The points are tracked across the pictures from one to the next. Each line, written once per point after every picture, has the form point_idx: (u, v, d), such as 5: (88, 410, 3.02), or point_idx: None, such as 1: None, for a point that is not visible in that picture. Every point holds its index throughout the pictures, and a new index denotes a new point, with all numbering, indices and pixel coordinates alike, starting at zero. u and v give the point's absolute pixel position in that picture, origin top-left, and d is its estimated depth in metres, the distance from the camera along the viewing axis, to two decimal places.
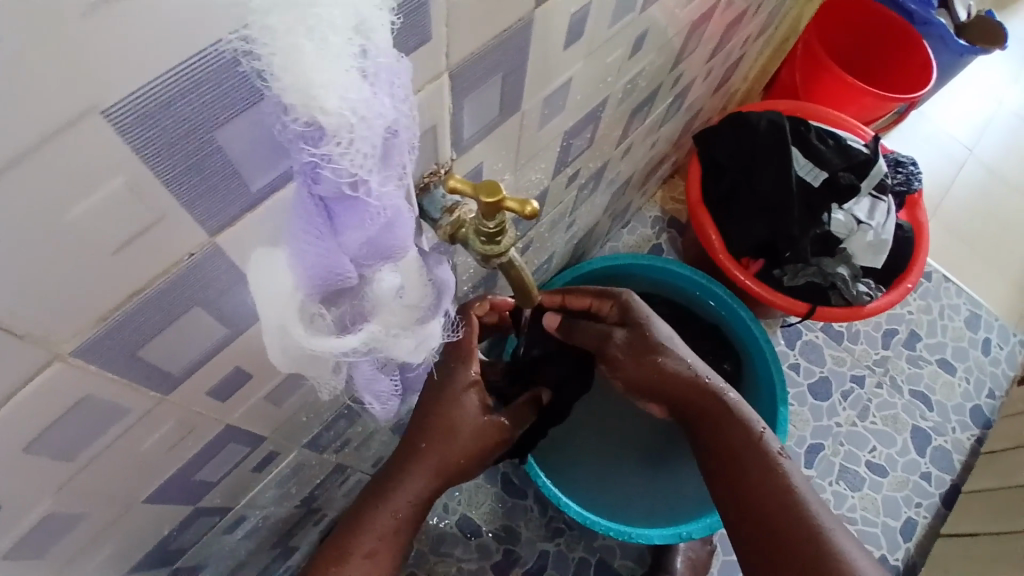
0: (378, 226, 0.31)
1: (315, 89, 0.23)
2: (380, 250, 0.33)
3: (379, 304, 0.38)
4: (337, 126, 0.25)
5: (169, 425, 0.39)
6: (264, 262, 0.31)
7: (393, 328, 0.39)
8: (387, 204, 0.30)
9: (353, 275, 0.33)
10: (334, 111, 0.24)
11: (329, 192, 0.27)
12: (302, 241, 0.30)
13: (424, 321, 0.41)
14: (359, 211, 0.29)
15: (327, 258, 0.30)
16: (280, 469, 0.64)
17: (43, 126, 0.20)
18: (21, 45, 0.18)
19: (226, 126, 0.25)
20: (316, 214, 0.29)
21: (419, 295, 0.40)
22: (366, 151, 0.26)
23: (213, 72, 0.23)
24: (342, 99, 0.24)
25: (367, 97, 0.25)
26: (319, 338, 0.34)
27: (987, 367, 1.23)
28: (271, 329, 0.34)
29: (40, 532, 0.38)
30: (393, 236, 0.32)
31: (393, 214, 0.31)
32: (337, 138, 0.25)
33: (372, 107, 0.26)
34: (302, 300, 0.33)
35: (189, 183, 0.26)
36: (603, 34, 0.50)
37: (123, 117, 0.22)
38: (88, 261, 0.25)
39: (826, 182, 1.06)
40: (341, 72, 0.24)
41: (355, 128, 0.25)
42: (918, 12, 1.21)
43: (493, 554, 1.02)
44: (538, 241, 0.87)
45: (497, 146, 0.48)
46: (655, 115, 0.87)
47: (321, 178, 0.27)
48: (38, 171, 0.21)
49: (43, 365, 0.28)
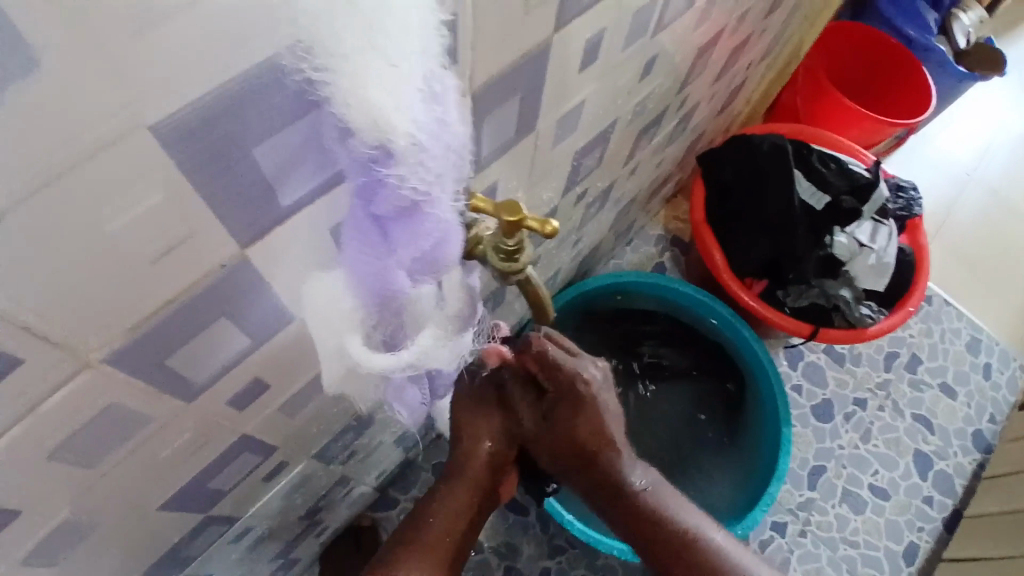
0: (432, 244, 0.32)
1: (389, 114, 0.25)
2: (430, 266, 0.33)
3: (423, 322, 0.38)
4: (406, 149, 0.27)
5: (188, 433, 0.40)
6: (324, 282, 0.34)
7: (441, 338, 0.40)
8: (440, 220, 0.31)
9: (406, 291, 0.34)
10: (405, 134, 0.26)
11: (389, 207, 0.29)
12: (356, 256, 0.31)
13: (462, 329, 0.42)
14: (416, 226, 0.31)
15: (384, 274, 0.32)
16: (288, 480, 0.65)
17: (95, 140, 0.21)
18: (77, 62, 0.19)
19: (267, 141, 0.27)
20: (374, 228, 0.31)
21: (458, 305, 0.41)
22: (428, 168, 0.28)
23: (263, 89, 0.25)
24: (410, 121, 0.26)
25: (432, 118, 0.27)
26: (375, 357, 0.36)
27: (987, 391, 1.23)
28: (323, 331, 0.35)
29: (58, 539, 0.39)
30: (443, 254, 0.33)
31: (446, 230, 0.32)
32: (405, 158, 0.27)
33: (435, 127, 0.27)
34: (360, 318, 0.35)
35: (226, 196, 0.27)
36: (615, 57, 0.51)
37: (170, 133, 0.23)
38: (128, 270, 0.26)
39: (829, 206, 1.07)
40: (411, 97, 0.25)
41: (421, 148, 0.27)
42: (917, 39, 1.26)
43: (495, 571, 1.02)
44: (545, 258, 0.88)
45: (511, 165, 0.50)
46: (661, 136, 0.88)
47: (385, 197, 0.29)
48: (87, 184, 0.22)
49: (75, 372, 0.28)
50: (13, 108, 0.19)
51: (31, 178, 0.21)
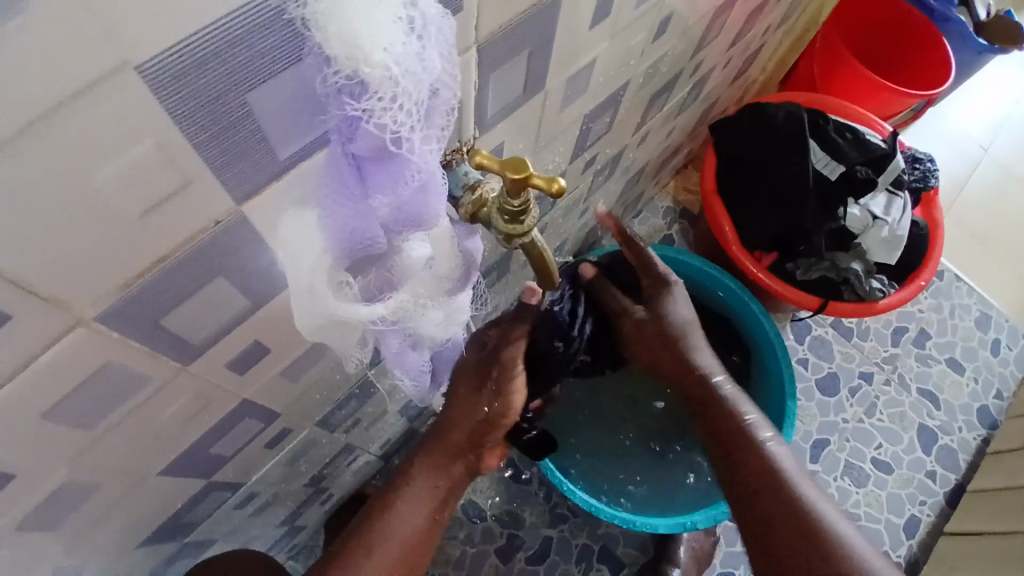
0: (411, 193, 0.30)
1: (360, 39, 0.23)
2: (411, 218, 0.32)
3: (408, 275, 0.38)
4: (379, 84, 0.24)
5: (188, 396, 0.39)
6: (298, 225, 0.32)
7: (421, 296, 0.39)
8: (423, 168, 0.29)
9: (384, 242, 0.33)
10: (378, 65, 0.24)
11: (365, 149, 0.27)
12: (335, 201, 0.30)
13: (454, 292, 0.42)
14: (393, 170, 0.29)
15: (360, 219, 0.30)
16: (292, 447, 0.65)
17: (78, 82, 0.20)
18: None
19: (260, 87, 0.25)
20: (350, 171, 0.29)
21: (449, 266, 0.40)
22: (407, 106, 0.26)
23: (257, 27, 0.23)
24: (386, 51, 0.24)
25: (410, 53, 0.25)
26: (352, 307, 0.34)
27: (995, 367, 1.22)
28: (299, 292, 0.34)
29: (58, 500, 0.38)
30: (425, 205, 0.31)
31: (429, 179, 0.30)
32: (378, 92, 0.25)
33: (416, 63, 0.25)
34: (334, 266, 0.33)
35: (223, 146, 0.26)
36: (628, 15, 0.49)
37: (158, 75, 0.22)
38: (117, 225, 0.25)
39: (843, 176, 1.05)
40: (387, 23, 0.24)
41: (397, 84, 0.25)
42: (938, 9, 1.22)
43: (497, 538, 1.03)
44: (553, 227, 0.86)
45: (518, 127, 0.48)
46: (673, 103, 0.86)
47: (360, 137, 0.27)
48: (71, 128, 0.21)
49: (66, 331, 0.27)
50: None
51: (6, 122, 0.19)
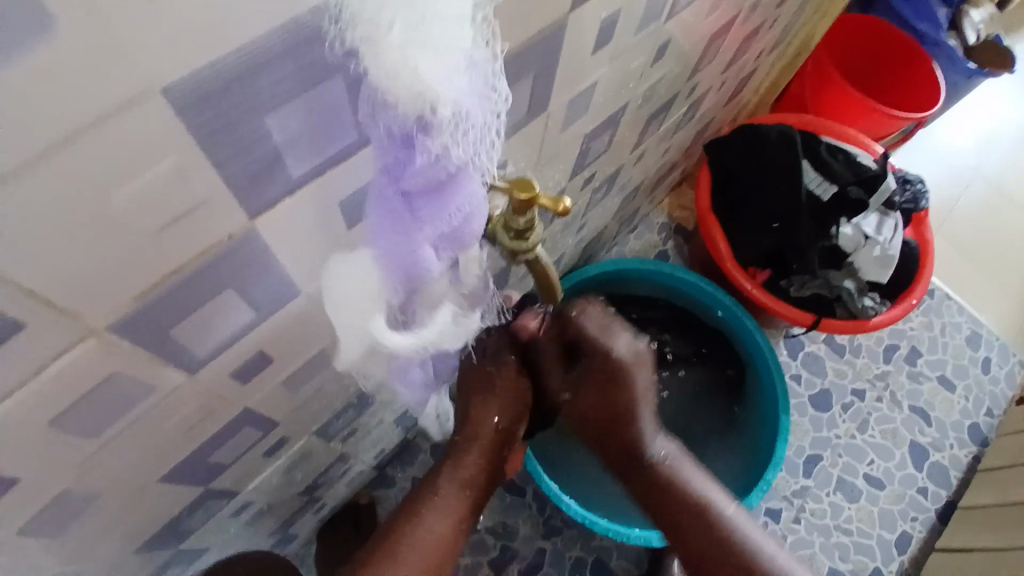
0: (459, 221, 0.34)
1: (433, 89, 0.26)
2: (454, 240, 0.35)
3: (443, 297, 0.40)
4: (445, 121, 0.28)
5: (191, 405, 0.40)
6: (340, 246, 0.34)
7: (455, 316, 0.42)
8: (470, 195, 0.33)
9: (434, 264, 0.36)
10: (448, 107, 0.27)
11: (418, 183, 0.31)
12: (389, 234, 0.33)
13: (474, 308, 0.43)
14: (445, 201, 0.32)
15: (411, 249, 0.34)
16: (288, 456, 0.65)
17: (103, 103, 0.21)
18: (83, 30, 0.19)
19: (278, 110, 0.26)
20: (403, 205, 0.32)
21: (475, 285, 0.42)
22: (463, 140, 0.30)
23: (277, 53, 0.24)
24: (455, 92, 0.27)
25: (472, 92, 0.28)
26: (393, 334, 0.38)
27: (985, 385, 1.23)
28: (357, 308, 0.37)
29: (62, 505, 0.39)
30: (466, 229, 0.35)
31: (474, 206, 0.34)
32: (444, 134, 0.28)
33: (473, 103, 0.29)
34: (382, 295, 0.37)
35: (237, 166, 0.27)
36: (629, 39, 0.50)
37: (180, 98, 0.22)
38: (134, 239, 0.26)
39: (836, 196, 1.07)
40: (455, 75, 0.27)
41: (458, 121, 0.28)
42: (929, 33, 1.25)
43: (490, 550, 1.03)
44: (550, 241, 0.87)
45: (521, 144, 0.49)
46: (670, 122, 0.87)
47: (417, 172, 0.30)
48: (97, 147, 0.22)
49: (79, 340, 0.28)
50: (15, 70, 0.18)
51: (36, 138, 0.20)
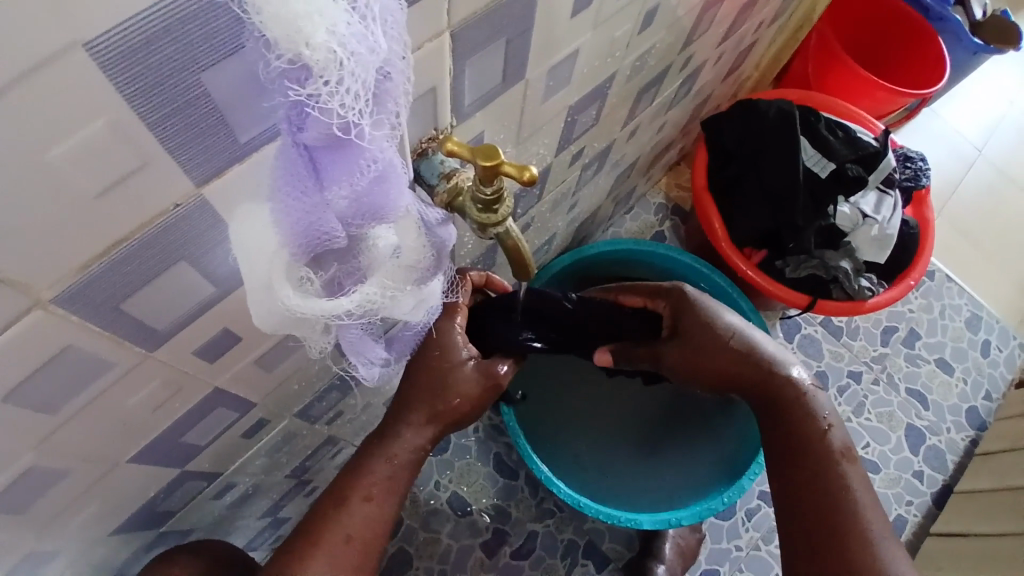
0: (369, 181, 0.30)
1: (299, 20, 0.22)
2: (370, 211, 0.32)
3: (373, 265, 0.37)
4: (323, 63, 0.23)
5: (155, 383, 0.39)
6: (249, 222, 0.30)
7: (390, 290, 0.38)
8: (377, 155, 0.29)
9: (341, 234, 0.32)
10: (321, 44, 0.23)
11: (317, 136, 0.26)
12: (287, 195, 0.29)
13: (423, 281, 0.41)
14: (349, 158, 0.28)
15: (315, 212, 0.30)
16: (271, 437, 0.64)
17: (21, 59, 0.19)
18: None
19: (209, 70, 0.24)
20: (304, 161, 0.28)
21: (416, 256, 0.38)
22: (352, 91, 0.25)
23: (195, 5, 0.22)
24: (329, 32, 0.22)
25: (355, 33, 0.24)
26: (311, 302, 0.34)
27: (985, 368, 1.22)
28: (256, 289, 0.33)
29: (25, 484, 0.38)
30: (382, 192, 0.31)
31: (384, 168, 0.30)
32: (324, 75, 0.24)
33: (365, 45, 0.24)
34: (291, 260, 0.32)
35: (177, 128, 0.25)
36: (612, 5, 0.49)
37: (106, 53, 0.21)
38: (71, 207, 0.25)
39: (834, 173, 1.04)
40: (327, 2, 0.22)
41: (342, 65, 0.24)
42: (934, 7, 1.19)
43: (482, 532, 1.03)
44: (540, 220, 0.86)
45: (498, 116, 0.47)
46: (663, 97, 0.86)
47: (311, 124, 0.26)
48: (20, 106, 0.20)
49: (24, 313, 0.27)
50: None
51: None
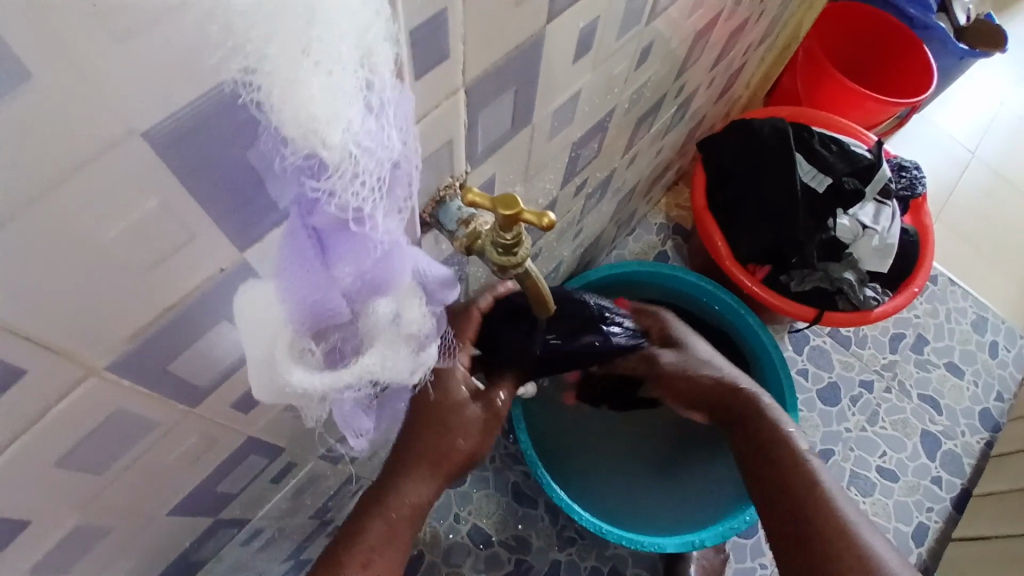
0: (374, 258, 0.32)
1: (320, 121, 0.24)
2: (373, 285, 0.34)
3: (373, 334, 0.36)
4: (339, 159, 0.26)
5: (193, 439, 0.40)
6: (254, 297, 0.30)
7: (388, 361, 0.37)
8: (383, 237, 0.32)
9: (345, 309, 0.33)
10: (339, 144, 0.25)
11: (327, 220, 0.29)
12: (294, 273, 0.30)
13: (424, 343, 0.39)
14: (356, 242, 0.31)
15: (320, 290, 0.31)
16: (297, 480, 0.65)
17: (81, 152, 0.21)
18: (55, 86, 0.19)
19: (221, 164, 0.26)
20: (312, 242, 0.30)
21: (418, 326, 0.38)
22: (363, 182, 0.28)
23: (220, 107, 0.23)
24: (344, 132, 0.25)
25: (369, 132, 0.27)
26: (312, 377, 0.33)
27: (994, 369, 1.23)
28: (257, 361, 0.32)
29: (68, 544, 0.39)
30: (386, 270, 0.34)
31: (389, 248, 0.33)
32: (339, 171, 0.26)
33: (375, 141, 0.27)
34: (292, 336, 0.32)
35: (223, 199, 0.27)
36: (610, 46, 0.51)
37: (163, 136, 0.23)
38: (127, 278, 0.26)
39: (830, 188, 1.07)
40: (345, 106, 0.24)
41: (355, 160, 0.26)
42: (918, 17, 1.24)
43: (505, 564, 1.02)
44: (547, 250, 0.87)
45: (508, 157, 0.49)
46: (659, 124, 0.88)
47: (323, 210, 0.29)
48: (80, 192, 0.22)
49: (79, 380, 0.28)
50: None
51: (18, 191, 0.20)
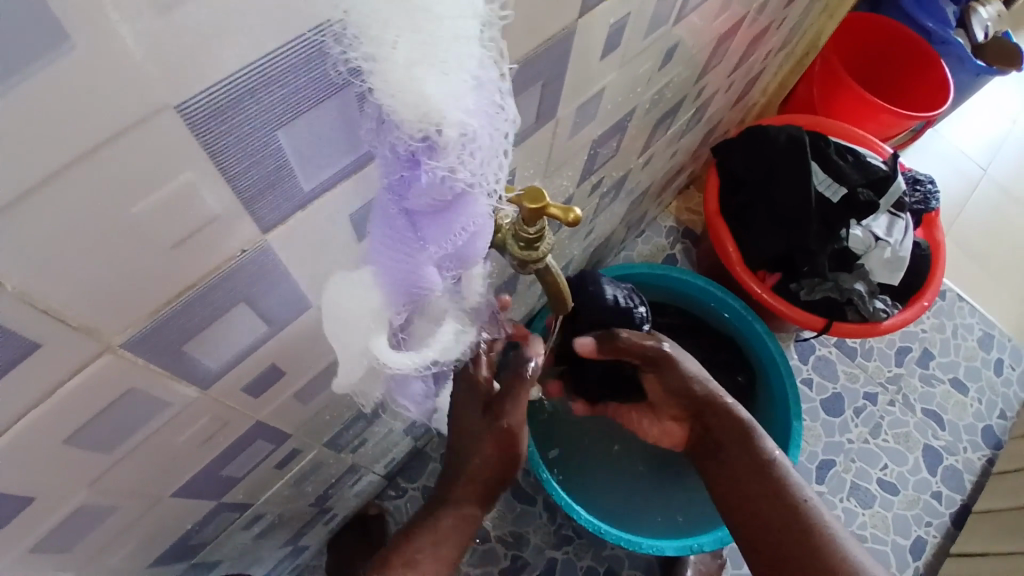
0: (464, 240, 0.32)
1: (437, 103, 0.25)
2: (455, 261, 0.34)
3: (442, 312, 0.38)
4: (452, 140, 0.26)
5: (204, 420, 0.40)
6: (344, 282, 0.33)
7: (458, 335, 0.39)
8: (477, 218, 0.31)
9: (431, 286, 0.34)
10: (455, 124, 0.26)
11: (423, 201, 0.29)
12: (391, 254, 0.32)
13: (476, 320, 0.42)
14: (451, 222, 0.31)
15: (413, 268, 0.32)
16: (301, 467, 0.65)
17: (115, 123, 0.20)
18: (90, 53, 0.18)
19: (299, 120, 0.26)
20: (406, 222, 0.31)
21: (473, 299, 0.40)
22: (473, 164, 0.28)
23: (302, 61, 0.24)
24: (460, 112, 0.25)
25: (480, 112, 0.27)
26: (402, 356, 0.35)
27: (998, 387, 1.22)
28: (354, 345, 0.34)
29: (74, 521, 0.39)
30: (471, 249, 0.33)
31: (480, 229, 0.32)
32: (451, 151, 0.27)
33: (485, 123, 0.27)
34: (383, 313, 0.34)
35: (250, 178, 0.27)
36: (637, 46, 0.50)
37: (195, 110, 0.22)
38: (150, 255, 0.26)
39: (844, 199, 1.05)
40: (460, 87, 0.25)
41: (467, 141, 0.27)
42: (935, 31, 1.23)
43: (501, 560, 1.02)
44: (558, 248, 0.87)
45: (529, 152, 0.49)
46: (677, 126, 0.87)
47: (422, 190, 0.29)
48: (108, 164, 0.21)
49: (95, 356, 0.28)
50: (19, 96, 0.18)
51: (46, 162, 0.20)
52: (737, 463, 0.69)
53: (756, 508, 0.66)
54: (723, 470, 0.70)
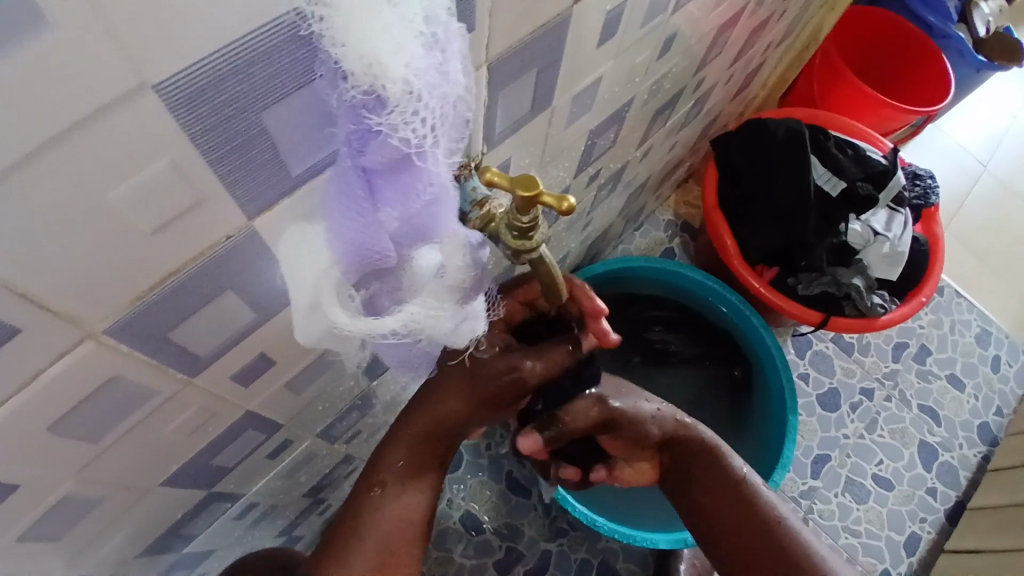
0: (423, 205, 0.31)
1: (383, 55, 0.23)
2: (418, 231, 0.33)
3: (415, 286, 0.37)
4: (399, 96, 0.25)
5: (192, 409, 0.39)
6: (296, 239, 0.32)
7: (431, 308, 0.37)
8: (434, 182, 0.30)
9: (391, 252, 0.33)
10: (400, 80, 0.24)
11: (378, 159, 0.27)
12: (344, 214, 0.30)
13: (466, 299, 0.38)
14: (405, 182, 0.29)
15: (369, 232, 0.31)
16: (293, 457, 0.64)
17: (93, 102, 0.20)
18: (65, 31, 0.18)
19: (277, 105, 0.26)
20: (360, 180, 0.29)
21: (461, 275, 0.36)
22: (425, 120, 0.26)
23: (275, 47, 0.23)
24: (407, 68, 0.24)
25: (430, 68, 0.25)
26: (358, 320, 0.34)
27: (995, 383, 1.22)
28: (303, 311, 0.33)
29: (60, 510, 0.38)
30: (433, 216, 0.32)
31: (440, 192, 0.30)
32: (400, 106, 0.25)
33: (436, 80, 0.26)
34: (338, 277, 0.33)
35: (232, 162, 0.26)
36: (634, 34, 0.50)
37: (173, 91, 0.22)
38: (133, 240, 0.25)
39: (844, 193, 1.05)
40: (407, 38, 0.24)
41: (417, 97, 0.25)
42: (936, 25, 1.22)
43: (495, 552, 1.02)
44: (555, 240, 0.86)
45: (525, 140, 0.48)
46: (676, 118, 0.86)
47: (375, 146, 0.27)
48: (86, 146, 0.21)
49: (76, 344, 0.27)
50: None
51: (19, 144, 0.19)
52: (713, 485, 0.64)
53: (743, 536, 0.63)
54: (699, 492, 0.65)
